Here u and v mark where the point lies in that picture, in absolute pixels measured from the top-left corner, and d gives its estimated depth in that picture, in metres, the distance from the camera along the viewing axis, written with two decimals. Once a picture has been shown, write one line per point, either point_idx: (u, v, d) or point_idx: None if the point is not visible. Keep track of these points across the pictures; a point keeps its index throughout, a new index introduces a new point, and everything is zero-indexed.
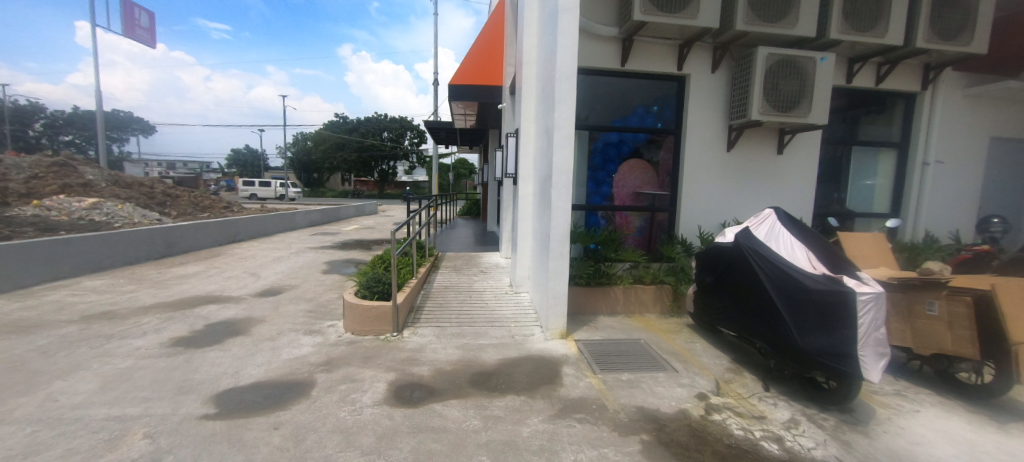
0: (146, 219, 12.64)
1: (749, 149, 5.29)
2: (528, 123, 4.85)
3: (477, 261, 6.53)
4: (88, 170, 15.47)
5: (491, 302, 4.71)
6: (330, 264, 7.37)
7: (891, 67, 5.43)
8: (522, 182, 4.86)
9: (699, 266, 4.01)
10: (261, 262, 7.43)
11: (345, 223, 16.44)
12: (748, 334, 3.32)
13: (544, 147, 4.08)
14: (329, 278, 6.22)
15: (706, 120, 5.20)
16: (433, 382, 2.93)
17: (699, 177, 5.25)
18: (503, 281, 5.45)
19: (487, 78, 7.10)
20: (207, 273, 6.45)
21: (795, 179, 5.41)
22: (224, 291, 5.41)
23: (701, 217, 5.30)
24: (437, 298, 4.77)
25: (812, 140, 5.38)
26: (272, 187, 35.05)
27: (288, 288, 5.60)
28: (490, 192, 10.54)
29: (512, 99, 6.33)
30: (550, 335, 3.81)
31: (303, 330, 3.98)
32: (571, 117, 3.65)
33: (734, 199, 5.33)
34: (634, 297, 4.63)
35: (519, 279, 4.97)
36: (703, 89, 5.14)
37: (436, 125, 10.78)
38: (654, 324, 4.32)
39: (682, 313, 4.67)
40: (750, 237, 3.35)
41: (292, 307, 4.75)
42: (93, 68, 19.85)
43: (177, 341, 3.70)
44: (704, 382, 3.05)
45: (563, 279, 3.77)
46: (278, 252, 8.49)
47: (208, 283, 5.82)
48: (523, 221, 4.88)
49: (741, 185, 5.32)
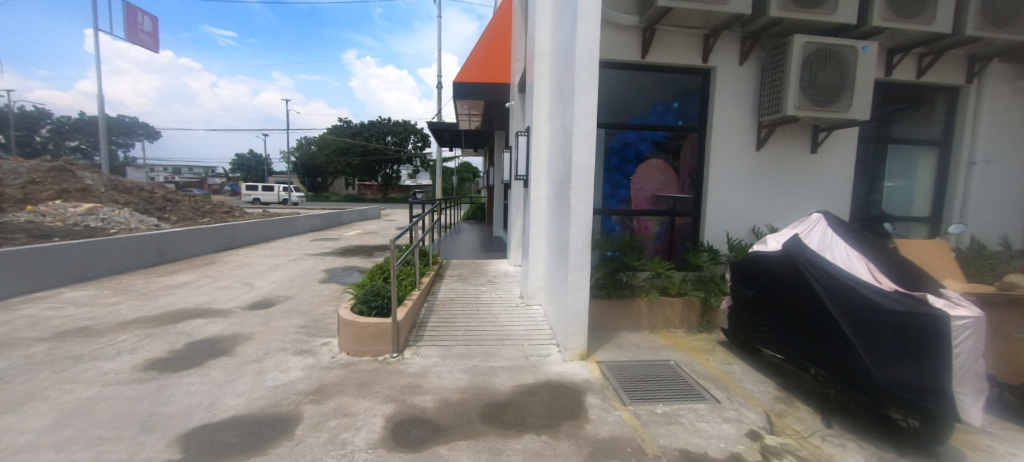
0: (144, 224, 12.36)
1: (781, 147, 4.85)
2: (540, 120, 4.44)
3: (484, 270, 6.12)
4: (87, 175, 15.26)
5: (501, 316, 4.29)
6: (329, 272, 6.98)
7: (934, 58, 5.00)
8: (534, 185, 4.46)
9: (735, 277, 3.58)
10: (257, 270, 7.06)
11: (347, 228, 16.13)
12: (800, 357, 2.87)
13: (560, 146, 3.67)
14: (326, 288, 5.84)
15: (733, 116, 4.78)
16: (438, 417, 2.52)
17: (726, 179, 4.82)
18: (513, 292, 5.04)
19: (494, 75, 6.72)
20: (198, 283, 6.08)
21: (830, 181, 4.97)
22: (212, 304, 5.02)
23: (730, 222, 4.86)
24: (441, 312, 4.36)
25: (848, 138, 4.95)
26: (275, 191, 34.85)
27: (282, 300, 5.21)
28: (496, 196, 10.14)
29: (521, 97, 5.97)
30: (569, 356, 3.38)
31: (294, 350, 3.58)
32: (592, 111, 3.23)
33: (765, 203, 4.89)
34: (659, 311, 4.20)
35: (530, 290, 4.56)
36: (730, 83, 4.72)
37: (440, 127, 10.44)
38: (682, 342, 3.89)
39: (711, 329, 4.23)
40: (801, 246, 2.92)
41: (284, 322, 4.36)
42: (97, 73, 19.86)
43: (152, 364, 3.30)
44: (754, 417, 2.62)
45: (583, 293, 3.35)
46: (276, 260, 8.14)
47: (197, 295, 5.45)
48: (535, 228, 4.48)
49: (772, 187, 4.88)
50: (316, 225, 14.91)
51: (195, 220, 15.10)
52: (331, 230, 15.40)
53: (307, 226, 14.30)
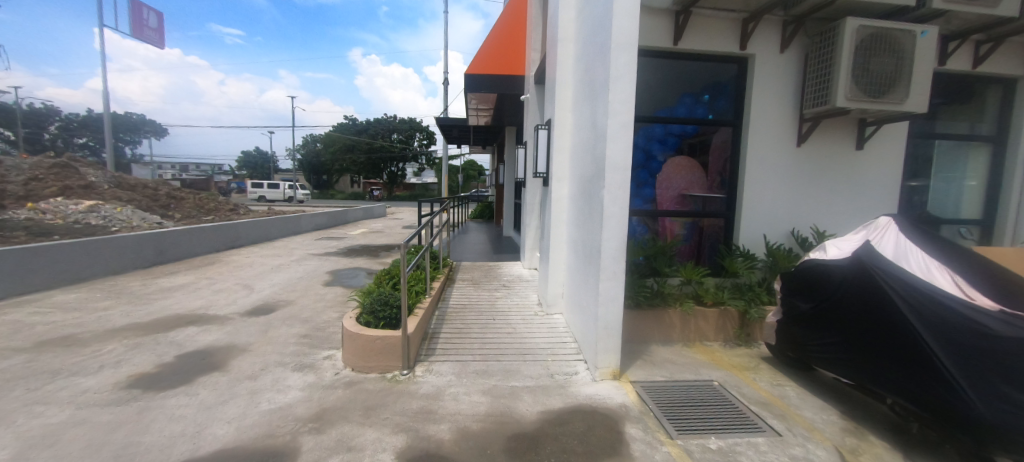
0: (146, 222, 12.15)
1: (824, 143, 4.44)
2: (562, 112, 4.06)
3: (497, 274, 5.76)
4: (90, 172, 15.09)
5: (519, 327, 3.92)
6: (333, 274, 6.65)
7: (993, 46, 4.56)
8: (555, 183, 4.08)
9: (788, 287, 3.19)
10: (258, 271, 6.74)
11: (352, 227, 15.86)
12: (874, 383, 2.47)
13: (589, 139, 3.28)
14: (330, 292, 5.51)
15: (773, 108, 4.37)
16: (456, 453, 2.15)
17: (764, 177, 4.42)
18: (530, 299, 4.67)
19: (507, 66, 6.36)
20: (196, 285, 5.76)
21: (876, 181, 4.56)
22: (209, 310, 4.69)
23: (767, 224, 4.45)
24: (454, 321, 4.01)
25: (897, 133, 4.52)
26: (280, 189, 34.73)
27: (283, 305, 4.87)
28: (506, 194, 9.78)
29: (538, 89, 5.60)
30: (599, 375, 3.00)
31: (293, 365, 3.25)
32: (629, 99, 2.84)
33: (806, 203, 4.48)
34: (693, 322, 3.81)
35: (550, 298, 4.19)
36: (769, 73, 4.32)
37: (448, 123, 10.09)
38: (722, 358, 3.50)
39: (751, 342, 3.83)
40: (875, 255, 2.53)
41: (284, 331, 4.02)
42: (102, 69, 19.76)
43: (136, 380, 2.98)
44: (825, 454, 2.20)
45: (616, 305, 2.97)
46: (278, 260, 7.84)
47: (193, 299, 5.14)
48: (556, 230, 4.11)
49: (814, 187, 4.47)
50: (320, 223, 14.61)
51: (198, 218, 14.90)
52: (336, 229, 15.12)
53: (311, 225, 14.01)
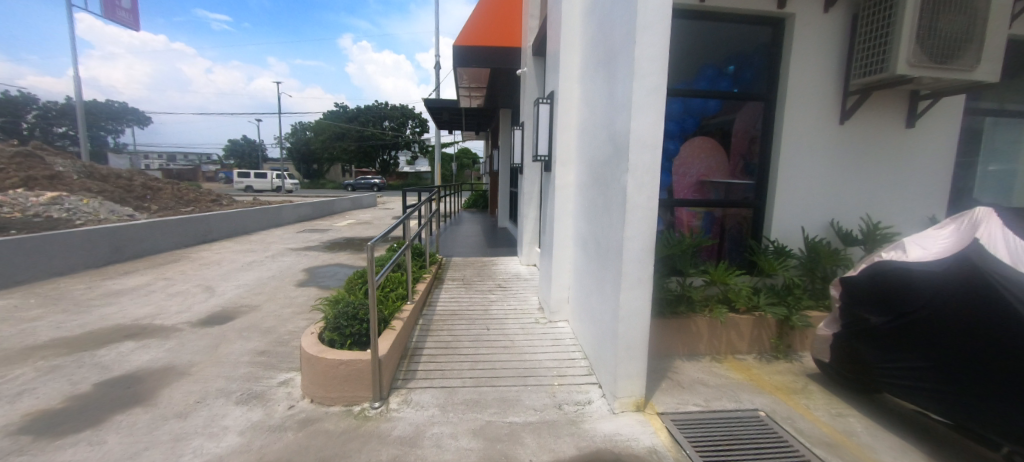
0: (115, 215, 11.33)
1: (871, 120, 3.80)
2: (567, 82, 3.39)
3: (492, 272, 5.13)
4: (58, 162, 14.20)
5: (518, 339, 3.31)
6: (309, 272, 6.00)
7: None
8: (560, 167, 3.42)
9: (850, 295, 2.59)
10: (225, 270, 6.06)
11: (339, 218, 15.13)
12: (986, 425, 1.87)
13: (604, 112, 2.61)
14: (302, 294, 4.87)
15: (814, 79, 3.72)
16: None
17: (803, 160, 3.78)
18: (530, 303, 4.05)
19: (502, 36, 5.64)
20: (150, 288, 5.09)
21: (927, 165, 3.96)
22: (155, 319, 4.03)
23: (804, 214, 3.83)
24: (441, 333, 3.39)
25: (951, 109, 3.91)
26: (268, 179, 33.70)
27: (244, 312, 4.22)
28: (501, 181, 9.12)
29: (536, 61, 4.91)
30: (619, 406, 2.40)
31: (238, 395, 2.61)
32: (663, 54, 2.16)
33: (848, 190, 3.86)
34: (723, 332, 3.22)
35: (554, 303, 3.57)
36: (811, 36, 3.67)
37: (438, 106, 9.36)
38: (761, 377, 2.92)
39: (791, 355, 3.26)
40: (990, 257, 1.91)
41: (237, 347, 3.38)
42: (71, 53, 18.69)
43: (31, 421, 2.32)
44: None
45: (641, 319, 2.34)
46: (251, 256, 7.15)
47: (142, 305, 4.47)
48: (560, 224, 3.49)
49: (860, 171, 3.85)
50: (304, 214, 13.87)
51: (174, 210, 14.08)
52: (321, 220, 14.37)
53: (294, 216, 13.28)
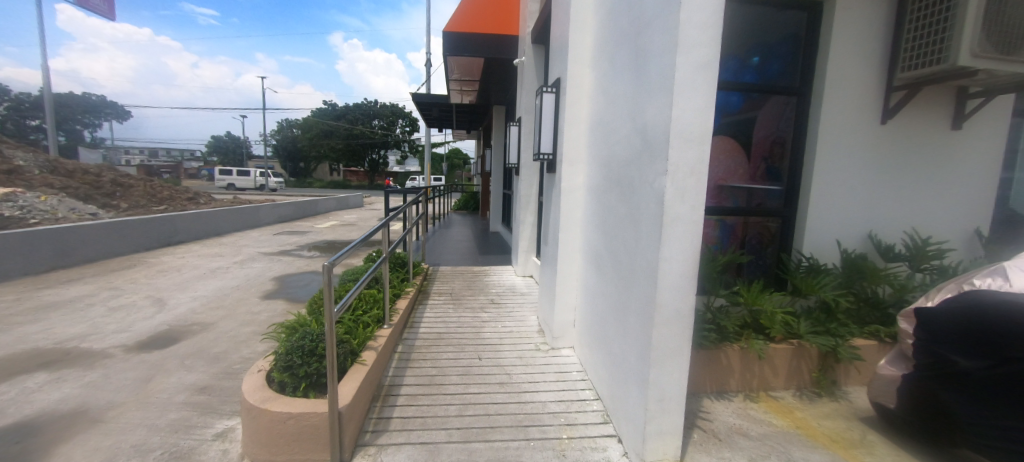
0: (75, 213, 10.49)
1: (916, 121, 3.36)
2: (578, 65, 2.85)
3: (483, 284, 4.60)
4: (18, 155, 13.24)
5: (516, 373, 2.75)
6: (279, 281, 5.39)
7: None
8: (566, 167, 2.89)
9: (926, 331, 2.10)
10: (184, 278, 5.42)
11: (321, 218, 14.45)
12: None
13: (628, 101, 2.09)
14: (266, 309, 4.27)
15: (854, 72, 3.27)
16: None
17: (842, 164, 3.32)
18: (528, 325, 3.52)
19: (497, 23, 5.12)
20: (90, 300, 4.42)
21: (973, 172, 3.53)
22: (83, 342, 3.39)
23: (841, 224, 3.36)
24: (423, 365, 2.82)
25: (1001, 111, 3.48)
26: (252, 177, 32.64)
27: (193, 333, 3.60)
28: (493, 183, 8.59)
29: (536, 50, 4.42)
30: None
31: (158, 455, 2.02)
32: (716, 20, 1.64)
33: (891, 198, 3.39)
34: (758, 366, 2.72)
35: (558, 328, 3.04)
36: (851, 24, 3.22)
37: (427, 102, 8.81)
38: (810, 423, 2.43)
39: (835, 393, 2.78)
40: None
41: (174, 381, 2.78)
42: (40, 40, 17.71)
43: None
44: None
45: (678, 363, 1.83)
46: (217, 262, 6.49)
47: (74, 322, 3.82)
48: (567, 235, 2.96)
49: (904, 178, 3.39)
50: (284, 214, 13.13)
51: (145, 209, 13.23)
52: (303, 221, 13.64)
53: (273, 217, 12.56)
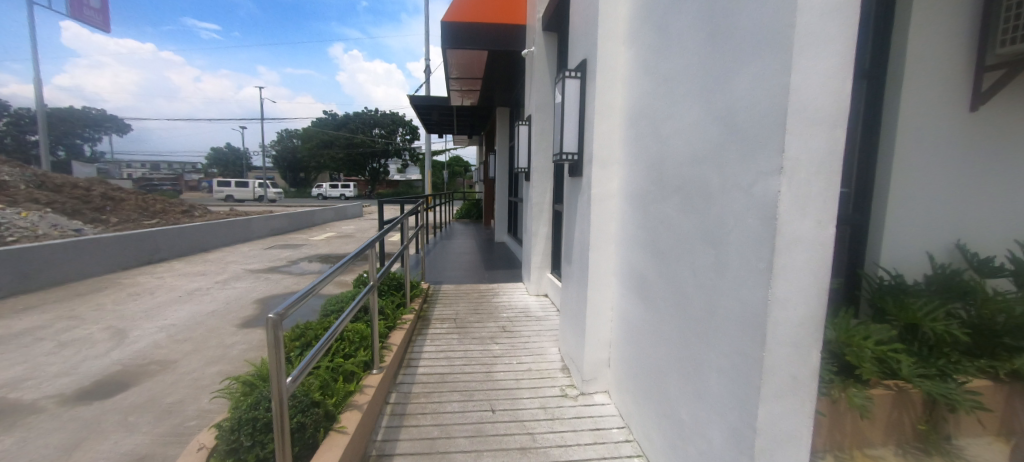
0: (58, 230, 9.96)
1: (1014, 107, 2.77)
2: (609, 42, 2.28)
3: (492, 306, 4.01)
4: (4, 169, 12.77)
5: (541, 433, 2.13)
6: (262, 305, 4.82)
7: None
8: (598, 169, 2.32)
9: None
10: (156, 302, 4.85)
11: (318, 230, 13.92)
12: None
13: (695, 77, 1.53)
14: (241, 341, 3.70)
15: (939, 48, 2.70)
16: None
17: (928, 160, 2.70)
18: (549, 361, 2.92)
19: (501, 11, 4.60)
20: (40, 334, 3.85)
21: None
22: (10, 390, 2.81)
23: (928, 233, 2.76)
24: (421, 423, 2.21)
25: None
26: (250, 188, 32.25)
27: (148, 376, 3.03)
28: (498, 190, 8.02)
29: (547, 36, 3.88)
30: None
31: None
32: None
33: (987, 200, 2.79)
34: (851, 417, 2.11)
35: (589, 369, 2.45)
36: None
37: (427, 105, 8.30)
38: None
39: (947, 451, 2.16)
40: None
41: (105, 448, 2.20)
42: (33, 53, 17.41)
43: None
44: None
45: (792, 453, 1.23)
46: (198, 282, 5.94)
47: (11, 362, 3.25)
48: (599, 255, 2.38)
49: (1003, 177, 2.79)
50: (279, 227, 12.60)
51: (135, 223, 12.72)
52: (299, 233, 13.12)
53: (267, 229, 12.02)
